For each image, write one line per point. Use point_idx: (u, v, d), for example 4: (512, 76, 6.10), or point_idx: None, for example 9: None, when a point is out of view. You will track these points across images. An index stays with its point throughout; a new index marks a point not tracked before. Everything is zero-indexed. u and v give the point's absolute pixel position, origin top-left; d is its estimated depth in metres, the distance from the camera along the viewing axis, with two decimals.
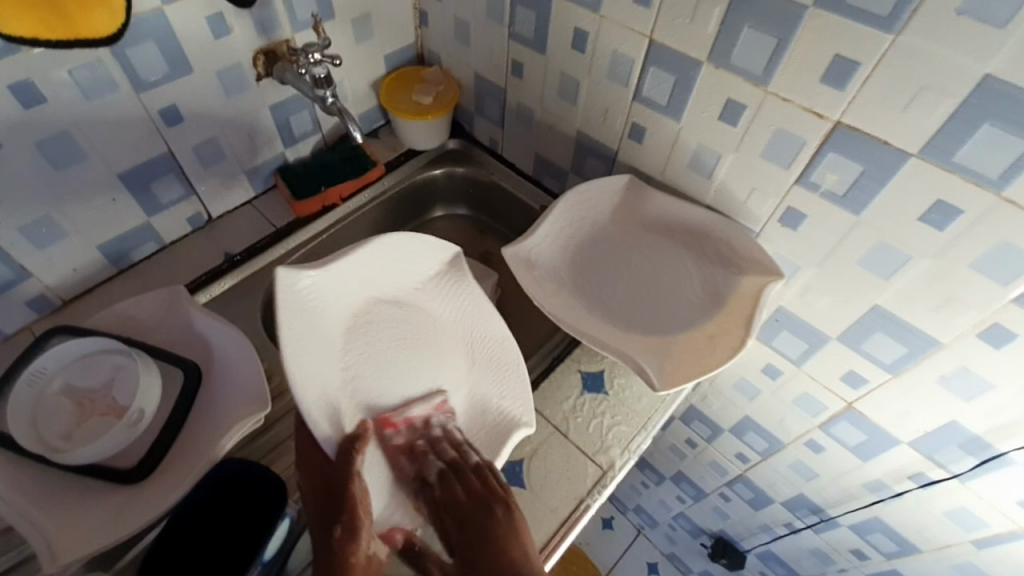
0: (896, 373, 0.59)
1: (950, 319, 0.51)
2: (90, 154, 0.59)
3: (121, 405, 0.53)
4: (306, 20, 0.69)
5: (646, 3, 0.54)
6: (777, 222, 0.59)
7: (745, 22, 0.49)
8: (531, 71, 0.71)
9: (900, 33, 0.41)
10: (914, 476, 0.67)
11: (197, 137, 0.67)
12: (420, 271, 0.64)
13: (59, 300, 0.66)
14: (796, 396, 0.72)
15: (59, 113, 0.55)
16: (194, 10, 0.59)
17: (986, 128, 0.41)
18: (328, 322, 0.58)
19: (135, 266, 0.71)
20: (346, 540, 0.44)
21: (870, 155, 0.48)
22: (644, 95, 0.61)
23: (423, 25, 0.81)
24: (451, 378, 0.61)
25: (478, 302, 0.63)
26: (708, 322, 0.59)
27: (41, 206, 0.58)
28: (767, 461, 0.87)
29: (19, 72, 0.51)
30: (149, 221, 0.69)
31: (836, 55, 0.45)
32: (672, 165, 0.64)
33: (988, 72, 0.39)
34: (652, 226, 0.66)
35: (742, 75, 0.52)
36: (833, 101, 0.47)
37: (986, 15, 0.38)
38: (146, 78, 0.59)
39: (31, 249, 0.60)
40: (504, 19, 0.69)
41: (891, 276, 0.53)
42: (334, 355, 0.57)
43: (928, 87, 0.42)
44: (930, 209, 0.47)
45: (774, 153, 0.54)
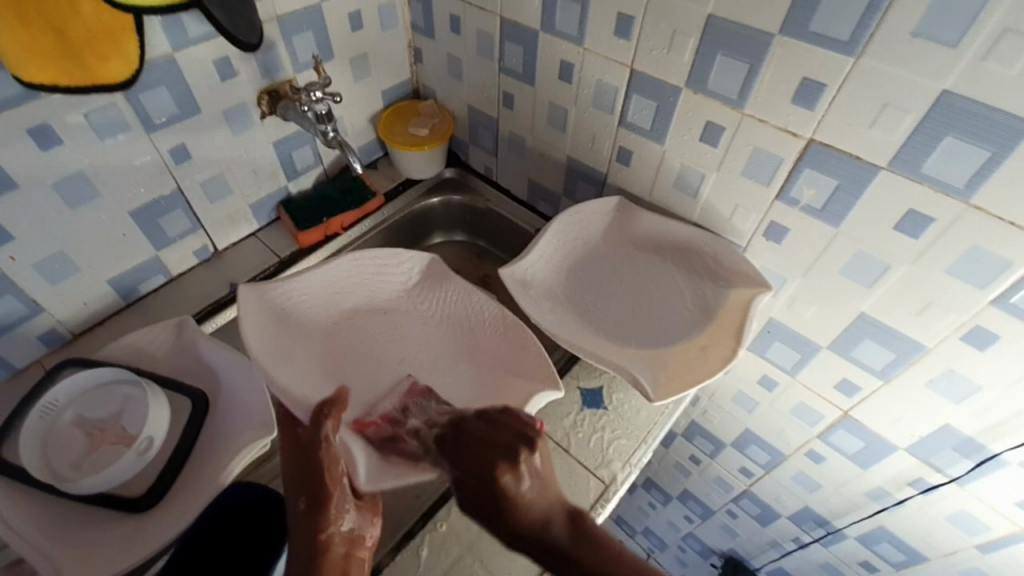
0: (886, 379, 0.61)
1: (932, 323, 0.53)
2: (102, 192, 0.62)
3: (131, 434, 0.55)
4: (307, 61, 0.73)
5: (625, 36, 0.58)
6: (762, 236, 0.61)
7: (718, 50, 0.52)
8: (521, 102, 0.74)
9: (861, 56, 0.44)
10: (914, 482, 0.68)
11: (203, 173, 0.70)
12: (400, 280, 0.69)
13: (70, 334, 0.68)
14: (792, 406, 0.74)
15: (75, 154, 0.58)
16: (202, 55, 0.63)
17: (948, 141, 0.44)
18: (306, 328, 0.63)
19: (143, 299, 0.73)
20: (310, 515, 0.44)
21: (844, 170, 0.50)
22: (628, 120, 0.64)
23: (418, 62, 0.86)
24: (436, 375, 0.63)
25: (460, 298, 0.67)
26: (700, 334, 0.61)
27: (55, 242, 0.61)
28: (770, 474, 0.87)
29: (38, 117, 0.54)
30: (157, 254, 0.71)
31: (804, 78, 0.48)
32: (659, 186, 0.67)
33: (945, 89, 0.42)
34: (642, 244, 0.69)
35: (718, 99, 0.55)
36: (805, 120, 0.50)
37: (938, 38, 0.41)
38: (156, 119, 0.62)
39: (45, 284, 0.62)
40: (494, 54, 0.73)
41: (873, 284, 0.55)
42: (311, 356, 0.61)
43: (891, 104, 0.45)
44: (903, 218, 0.49)
45: (754, 171, 0.57)
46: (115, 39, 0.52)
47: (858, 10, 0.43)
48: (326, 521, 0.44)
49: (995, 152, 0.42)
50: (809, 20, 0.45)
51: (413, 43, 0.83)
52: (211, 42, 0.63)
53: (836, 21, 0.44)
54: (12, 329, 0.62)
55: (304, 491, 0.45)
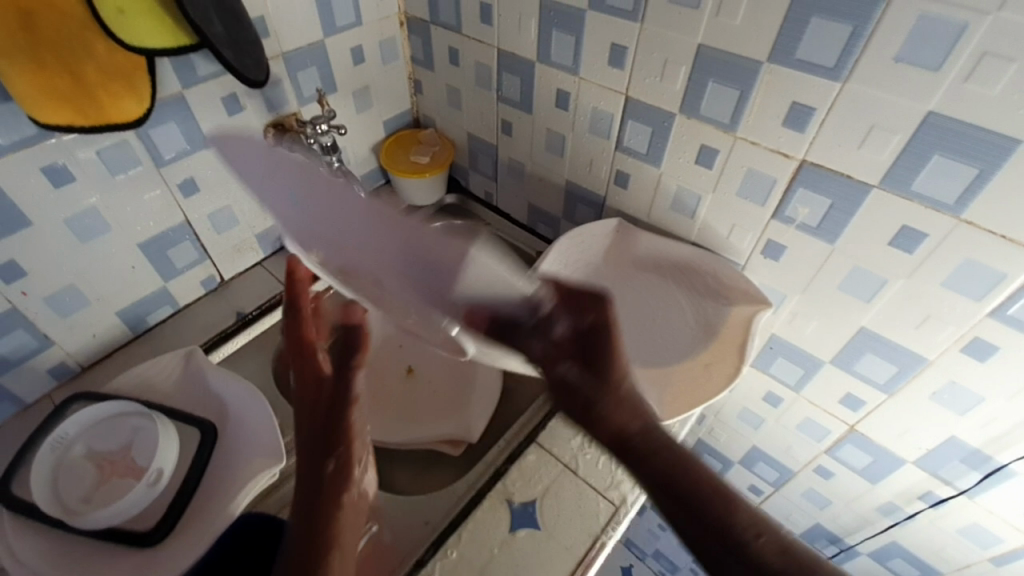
0: (890, 393, 0.61)
1: (931, 335, 0.54)
2: (113, 226, 0.63)
3: (140, 466, 0.55)
4: (311, 95, 0.75)
5: (619, 65, 0.60)
6: (760, 254, 0.62)
7: (709, 77, 0.54)
8: (520, 129, 0.77)
9: (847, 81, 0.46)
10: (923, 496, 0.68)
11: (211, 205, 0.72)
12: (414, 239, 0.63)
13: (78, 367, 0.68)
14: (798, 421, 0.74)
15: (87, 190, 0.60)
16: (211, 92, 0.65)
17: (936, 158, 0.45)
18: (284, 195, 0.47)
19: (151, 330, 0.74)
20: (338, 475, 0.47)
21: (837, 189, 0.52)
22: (625, 144, 0.66)
23: (418, 93, 0.88)
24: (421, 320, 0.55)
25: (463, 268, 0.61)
26: (703, 351, 0.63)
27: (65, 276, 0.62)
28: (779, 492, 0.87)
29: (52, 156, 0.55)
30: (165, 285, 0.72)
31: (793, 103, 0.50)
32: (656, 208, 0.69)
33: (930, 110, 0.44)
34: (641, 264, 0.70)
35: (711, 123, 0.57)
36: (796, 143, 0.52)
37: (919, 62, 0.42)
38: (166, 154, 0.64)
39: (55, 318, 0.63)
40: (492, 85, 0.75)
41: (871, 299, 0.56)
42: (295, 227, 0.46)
43: (878, 125, 0.47)
44: (897, 234, 0.51)
45: (749, 191, 0.58)
46: (128, 81, 0.54)
47: (841, 37, 0.45)
48: (349, 479, 0.48)
49: (981, 168, 0.44)
50: (795, 48, 0.47)
51: (414, 75, 0.86)
52: (219, 80, 0.65)
53: (821, 49, 0.46)
54: (22, 363, 0.63)
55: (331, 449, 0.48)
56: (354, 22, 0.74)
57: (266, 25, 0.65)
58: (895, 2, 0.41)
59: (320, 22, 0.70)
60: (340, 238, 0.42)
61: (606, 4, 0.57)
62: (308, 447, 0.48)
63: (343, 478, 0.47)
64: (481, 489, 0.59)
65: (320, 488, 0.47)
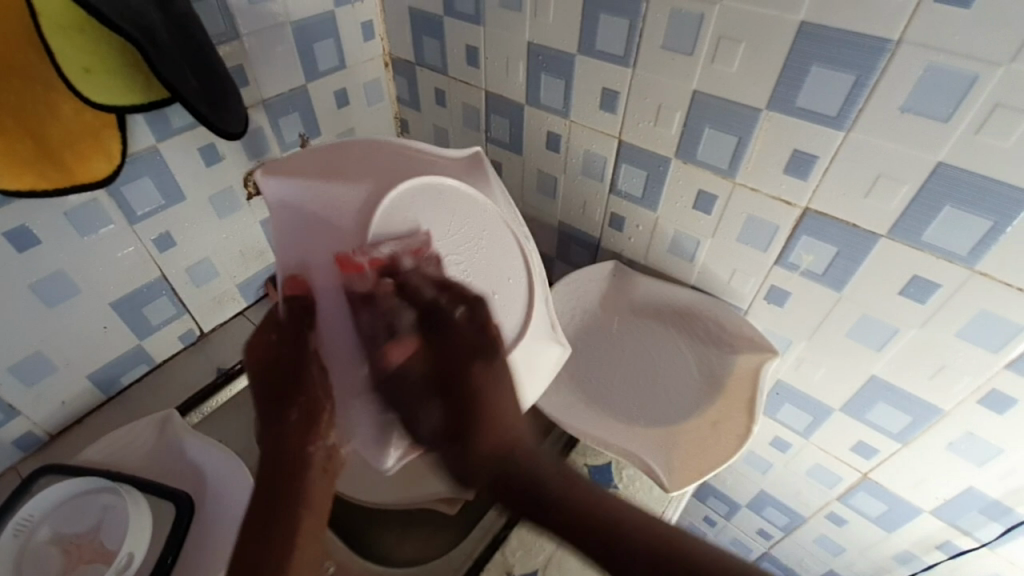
0: (905, 442, 0.59)
1: (947, 386, 0.52)
2: (83, 287, 0.60)
3: (110, 550, 0.50)
4: (293, 141, 0.73)
5: (611, 109, 0.58)
6: (763, 299, 0.60)
7: (705, 123, 0.52)
8: (510, 169, 0.74)
9: (850, 129, 0.45)
10: (942, 546, 0.66)
11: (189, 258, 0.68)
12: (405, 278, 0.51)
13: (47, 435, 0.64)
14: (808, 467, 0.71)
15: (54, 252, 0.56)
16: (186, 144, 0.62)
17: (948, 210, 0.43)
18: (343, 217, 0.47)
19: (126, 391, 0.70)
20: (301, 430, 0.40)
21: (842, 237, 0.50)
22: (620, 188, 0.63)
23: (404, 132, 0.86)
24: (499, 261, 0.53)
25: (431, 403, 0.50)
26: (710, 406, 0.60)
27: (32, 342, 0.58)
28: (790, 536, 0.84)
29: (15, 219, 0.52)
30: (140, 343, 0.68)
31: (795, 149, 0.48)
32: (654, 251, 0.66)
33: (940, 160, 0.42)
34: (640, 310, 0.68)
35: (708, 168, 0.55)
36: (798, 190, 0.50)
37: (929, 112, 0.41)
38: (139, 211, 0.61)
39: (21, 387, 0.59)
40: (480, 127, 0.73)
41: (882, 347, 0.54)
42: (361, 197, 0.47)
43: (884, 175, 0.45)
44: (908, 284, 0.49)
45: (749, 237, 0.56)
46: (96, 138, 0.52)
47: (844, 86, 0.43)
48: (319, 435, 0.40)
49: (996, 222, 0.42)
50: (795, 96, 0.46)
51: (400, 115, 0.84)
52: (195, 131, 0.62)
53: (824, 97, 0.44)
54: None
55: (287, 401, 0.41)
56: (337, 65, 0.72)
57: (245, 74, 0.63)
58: (901, 52, 0.40)
59: (302, 68, 0.68)
60: (413, 161, 0.51)
61: (596, 49, 0.55)
62: (263, 408, 0.41)
63: (313, 432, 0.40)
64: (478, 560, 0.56)
65: (291, 449, 0.39)
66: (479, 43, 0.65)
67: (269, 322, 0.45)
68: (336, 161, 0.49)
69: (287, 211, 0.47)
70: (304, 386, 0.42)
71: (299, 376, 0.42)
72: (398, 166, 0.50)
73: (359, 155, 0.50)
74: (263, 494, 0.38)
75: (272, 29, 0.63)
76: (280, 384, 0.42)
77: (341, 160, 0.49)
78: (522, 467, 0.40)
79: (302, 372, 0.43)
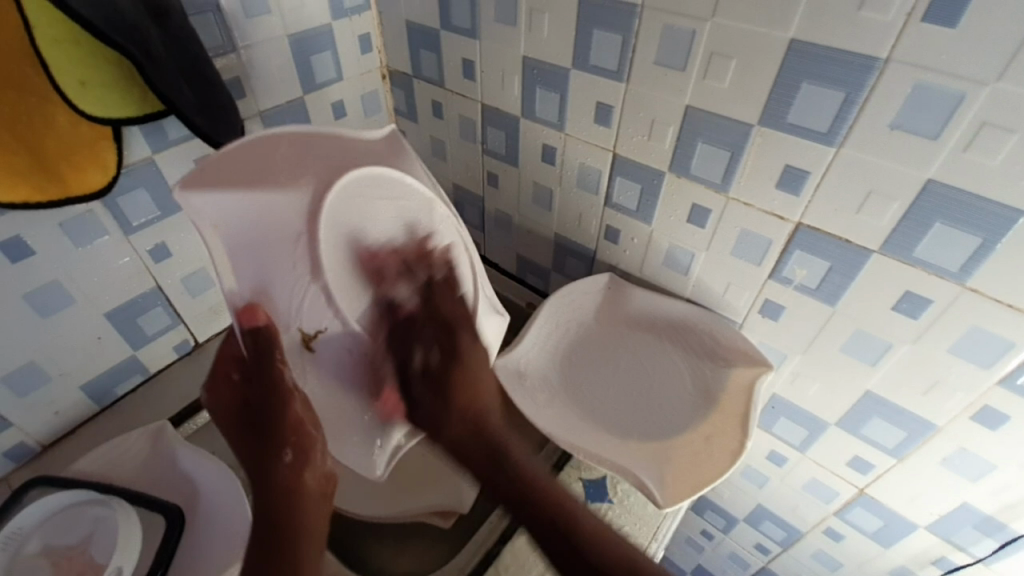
0: (900, 457, 0.58)
1: (940, 401, 0.52)
2: (77, 297, 0.60)
3: (99, 563, 0.50)
4: None
5: (606, 124, 0.59)
6: (757, 313, 0.60)
7: (698, 138, 0.52)
8: (506, 181, 0.74)
9: (842, 145, 0.45)
10: (938, 562, 0.65)
11: (185, 268, 0.69)
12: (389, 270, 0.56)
13: (38, 446, 0.64)
14: (805, 482, 0.71)
15: (49, 262, 0.56)
16: (182, 155, 0.62)
17: (938, 226, 0.43)
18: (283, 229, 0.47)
19: (119, 401, 0.69)
20: (299, 459, 0.45)
21: (836, 252, 0.50)
22: (614, 201, 0.64)
23: None
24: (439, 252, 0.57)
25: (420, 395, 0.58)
26: (705, 420, 0.59)
27: (25, 353, 0.58)
28: (788, 551, 0.83)
29: (9, 230, 0.52)
30: (134, 353, 0.68)
31: (787, 166, 0.48)
32: (648, 264, 0.66)
33: (930, 177, 0.42)
34: (634, 323, 0.68)
35: (701, 182, 0.55)
36: (791, 206, 0.50)
37: (918, 129, 0.41)
38: (135, 221, 0.61)
39: (12, 397, 0.59)
40: (476, 138, 0.74)
41: (876, 362, 0.53)
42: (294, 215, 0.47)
43: (876, 191, 0.45)
44: (901, 299, 0.49)
45: (743, 251, 0.56)
46: (93, 151, 0.53)
47: (834, 104, 0.43)
48: (312, 464, 0.45)
49: (986, 238, 0.42)
50: (786, 112, 0.46)
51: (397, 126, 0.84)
52: (192, 143, 0.62)
53: (815, 114, 0.45)
54: None
55: (278, 436, 0.45)
56: (334, 78, 0.72)
57: (241, 86, 0.63)
58: (889, 70, 0.40)
59: (299, 80, 0.69)
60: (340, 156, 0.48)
61: (590, 64, 0.56)
62: (254, 441, 0.45)
63: (305, 469, 0.45)
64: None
65: (275, 481, 0.44)
66: (475, 57, 0.65)
67: (229, 376, 0.49)
68: (255, 163, 0.43)
69: (227, 232, 0.43)
70: (286, 423, 0.45)
71: (276, 409, 0.46)
72: (330, 161, 0.48)
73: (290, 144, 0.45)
74: (260, 502, 0.43)
75: (268, 41, 0.63)
76: (259, 417, 0.46)
77: (272, 156, 0.44)
78: (522, 474, 0.48)
79: (277, 402, 0.46)
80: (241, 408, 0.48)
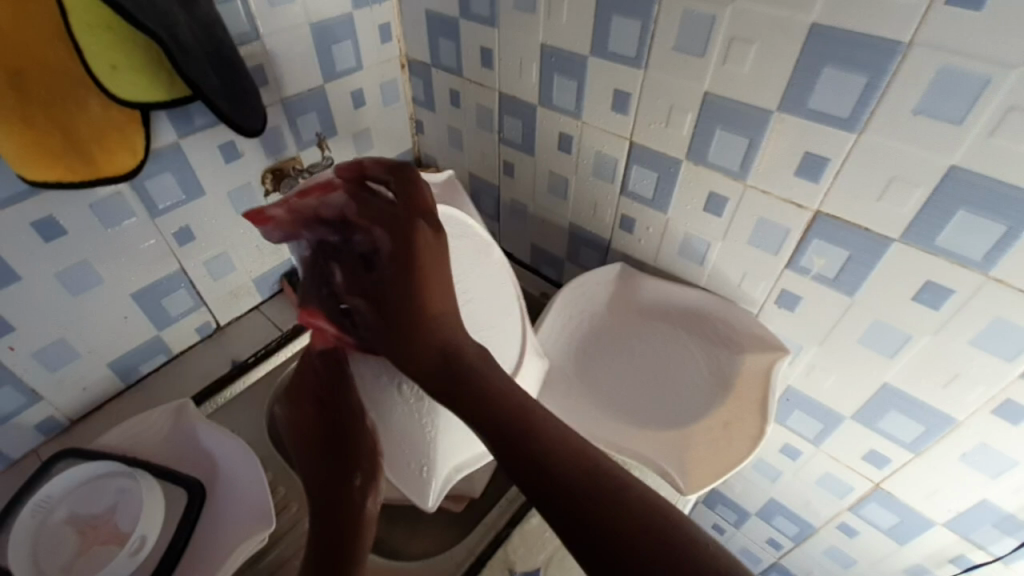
0: (919, 452, 0.57)
1: (961, 394, 0.51)
2: (106, 277, 0.62)
3: (124, 532, 0.52)
4: (310, 139, 0.74)
5: (623, 111, 0.59)
6: (774, 303, 0.59)
7: (716, 124, 0.52)
8: (522, 170, 0.75)
9: (863, 131, 0.44)
10: (955, 560, 0.64)
11: (208, 252, 0.70)
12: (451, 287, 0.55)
13: (67, 421, 0.66)
14: (819, 476, 0.70)
15: (79, 242, 0.58)
16: (206, 140, 0.64)
17: (961, 214, 0.43)
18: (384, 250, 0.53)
19: (143, 379, 0.71)
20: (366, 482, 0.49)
21: (855, 240, 0.49)
22: (630, 189, 0.64)
23: (419, 133, 0.87)
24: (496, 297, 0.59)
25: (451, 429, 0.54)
26: (721, 407, 0.60)
27: (54, 329, 0.60)
28: (800, 547, 0.83)
29: (42, 210, 0.54)
30: (159, 333, 0.70)
31: (806, 152, 0.48)
32: (664, 253, 0.66)
33: (953, 164, 0.41)
34: (648, 312, 0.68)
35: (720, 171, 0.55)
36: (810, 194, 0.50)
37: (942, 114, 0.40)
38: (161, 205, 0.63)
39: (43, 372, 0.61)
40: (494, 127, 0.74)
41: (895, 354, 0.53)
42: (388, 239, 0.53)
43: (897, 178, 0.44)
44: (921, 289, 0.48)
45: (760, 240, 0.56)
46: (121, 133, 0.54)
47: (856, 88, 0.43)
48: (376, 493, 0.49)
49: (1010, 227, 0.41)
50: (807, 98, 0.46)
51: (415, 116, 0.85)
52: (217, 129, 0.64)
53: (837, 99, 0.44)
54: (8, 420, 0.60)
55: (348, 461, 0.50)
56: (354, 66, 0.74)
57: (265, 74, 0.65)
58: (913, 54, 0.39)
59: (320, 68, 0.70)
60: None
61: (608, 50, 0.56)
62: (321, 459, 0.52)
63: (368, 491, 0.49)
64: (480, 556, 0.56)
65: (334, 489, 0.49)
66: (494, 45, 0.66)
67: (312, 399, 0.56)
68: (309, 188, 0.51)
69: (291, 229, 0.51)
70: (363, 451, 0.51)
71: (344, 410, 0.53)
72: None
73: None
74: (323, 522, 0.47)
75: (291, 30, 0.65)
76: (337, 434, 0.53)
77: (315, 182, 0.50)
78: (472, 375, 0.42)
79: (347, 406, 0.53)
80: (315, 422, 0.54)
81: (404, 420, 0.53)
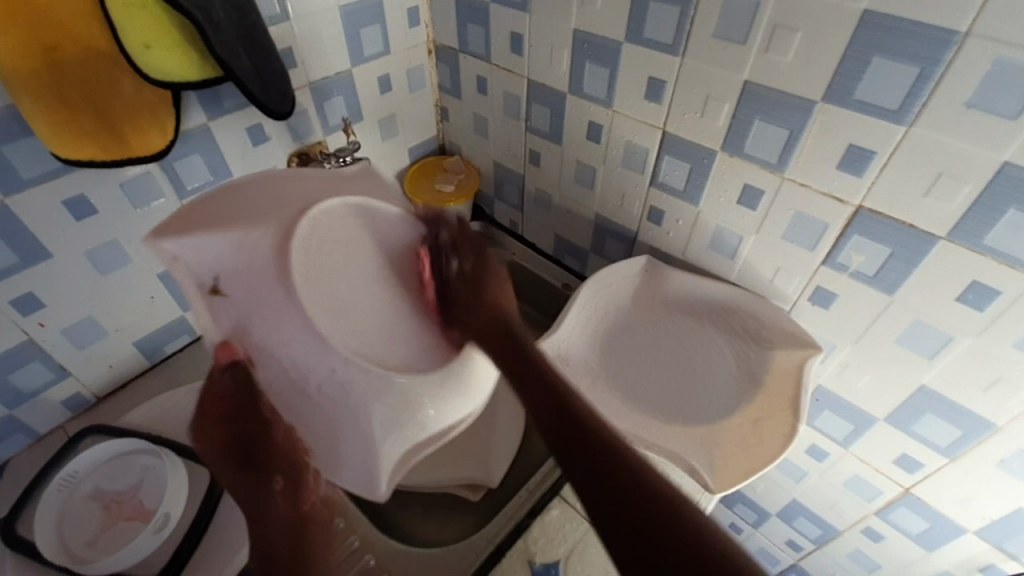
0: (953, 458, 0.56)
1: (1002, 399, 0.49)
2: (134, 257, 0.62)
3: (148, 509, 0.53)
4: (336, 124, 0.74)
5: (657, 100, 0.57)
6: (807, 301, 0.58)
7: (756, 115, 0.51)
8: (549, 159, 0.74)
9: (912, 124, 0.42)
10: (985, 568, 0.63)
11: None
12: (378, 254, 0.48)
13: (93, 397, 0.67)
14: (845, 478, 0.69)
15: (109, 221, 0.59)
16: (234, 123, 0.64)
17: (1012, 213, 0.41)
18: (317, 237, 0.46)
19: (169, 359, 0.72)
20: (290, 492, 0.43)
21: (898, 237, 0.48)
22: (661, 180, 0.62)
23: (444, 120, 0.86)
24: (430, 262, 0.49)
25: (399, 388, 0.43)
26: (751, 404, 0.58)
27: (83, 307, 0.61)
28: (821, 550, 0.82)
29: (75, 188, 0.55)
30: (183, 314, 0.71)
31: (850, 145, 0.46)
32: (692, 246, 0.65)
33: (1006, 160, 0.40)
34: (674, 306, 0.66)
35: (756, 162, 0.53)
36: (852, 187, 0.48)
37: (996, 107, 0.38)
38: (190, 185, 0.63)
39: (71, 349, 0.62)
40: (520, 115, 0.73)
41: (935, 356, 0.51)
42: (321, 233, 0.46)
43: (945, 173, 0.43)
44: (966, 290, 0.46)
45: (796, 235, 0.54)
46: (153, 115, 0.53)
47: (906, 79, 0.41)
48: (307, 492, 0.44)
49: None
50: (854, 88, 0.44)
51: (440, 103, 0.84)
52: (245, 111, 0.64)
53: (885, 90, 0.42)
54: (37, 395, 0.61)
55: (269, 469, 0.44)
56: (382, 51, 0.73)
57: (293, 56, 0.64)
58: (968, 44, 0.38)
59: (348, 52, 0.69)
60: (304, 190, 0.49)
61: (643, 37, 0.54)
62: (242, 477, 0.44)
63: (298, 496, 0.44)
64: (500, 545, 0.56)
65: (259, 502, 0.44)
66: (524, 31, 0.65)
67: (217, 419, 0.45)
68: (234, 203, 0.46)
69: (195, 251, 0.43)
70: (284, 451, 0.44)
71: (266, 439, 0.44)
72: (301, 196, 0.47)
73: (267, 192, 0.47)
74: (258, 535, 0.43)
75: (321, 12, 0.64)
76: (252, 454, 0.44)
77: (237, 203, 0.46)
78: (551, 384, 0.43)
79: (264, 431, 0.44)
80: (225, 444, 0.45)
81: (333, 411, 0.42)
